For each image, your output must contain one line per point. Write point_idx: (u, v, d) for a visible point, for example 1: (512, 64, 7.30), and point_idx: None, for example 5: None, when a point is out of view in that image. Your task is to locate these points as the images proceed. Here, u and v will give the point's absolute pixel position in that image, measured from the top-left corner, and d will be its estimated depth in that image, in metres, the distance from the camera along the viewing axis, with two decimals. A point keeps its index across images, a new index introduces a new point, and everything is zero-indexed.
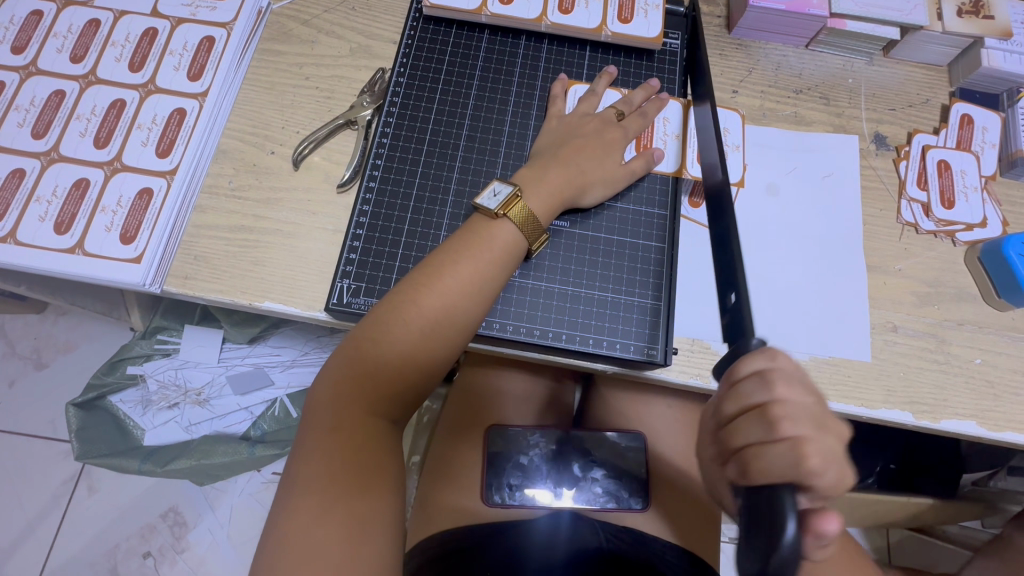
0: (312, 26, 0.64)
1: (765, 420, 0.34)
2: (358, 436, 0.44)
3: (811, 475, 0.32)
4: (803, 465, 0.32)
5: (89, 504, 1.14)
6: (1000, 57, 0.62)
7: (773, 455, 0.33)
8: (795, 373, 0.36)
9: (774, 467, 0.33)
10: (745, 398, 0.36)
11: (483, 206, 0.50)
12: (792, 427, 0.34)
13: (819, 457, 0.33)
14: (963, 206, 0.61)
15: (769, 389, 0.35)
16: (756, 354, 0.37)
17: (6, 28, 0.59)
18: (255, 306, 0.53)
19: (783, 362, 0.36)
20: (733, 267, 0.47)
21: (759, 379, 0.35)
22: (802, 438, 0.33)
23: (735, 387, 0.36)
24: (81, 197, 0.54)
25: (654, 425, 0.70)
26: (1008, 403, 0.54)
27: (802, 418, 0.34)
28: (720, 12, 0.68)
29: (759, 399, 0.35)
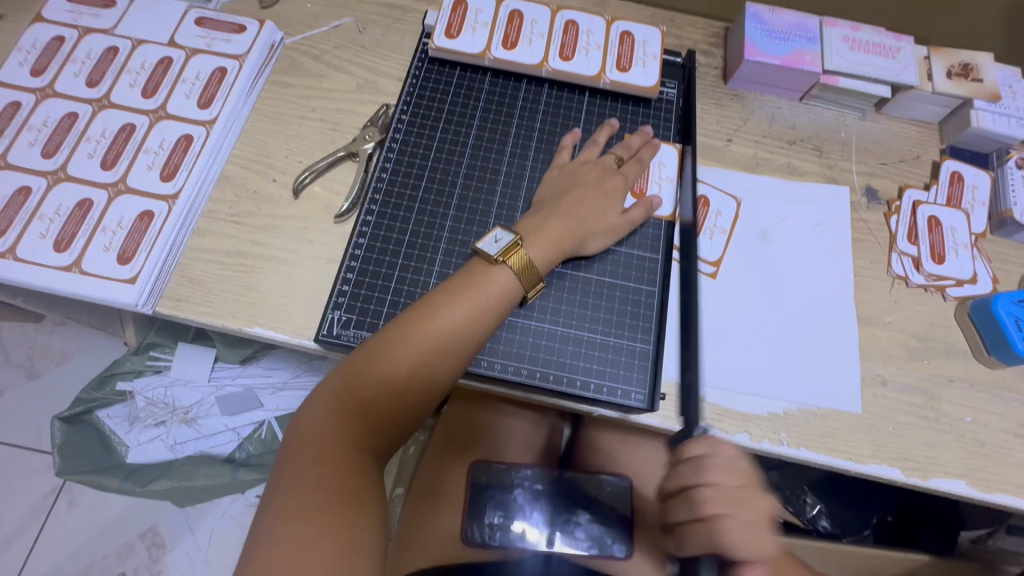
0: (322, 61, 0.66)
1: (694, 500, 0.45)
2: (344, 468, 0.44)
3: (732, 547, 0.43)
4: (722, 539, 0.43)
5: (66, 520, 1.12)
6: (989, 119, 0.63)
7: (700, 523, 0.45)
8: (728, 462, 0.45)
9: (701, 526, 0.44)
10: (682, 479, 0.46)
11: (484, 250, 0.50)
12: (718, 505, 0.44)
13: (739, 530, 0.43)
14: (953, 261, 0.61)
15: (702, 475, 0.45)
16: (698, 441, 0.47)
17: (28, 52, 0.62)
18: (245, 330, 0.54)
19: (719, 451, 0.46)
20: (688, 347, 0.54)
21: (696, 463, 0.45)
22: (723, 516, 0.44)
23: (681, 468, 0.47)
24: (84, 216, 0.55)
25: (642, 467, 0.69)
26: (999, 464, 0.53)
27: (728, 498, 0.44)
28: (717, 63, 0.70)
29: (693, 478, 0.45)
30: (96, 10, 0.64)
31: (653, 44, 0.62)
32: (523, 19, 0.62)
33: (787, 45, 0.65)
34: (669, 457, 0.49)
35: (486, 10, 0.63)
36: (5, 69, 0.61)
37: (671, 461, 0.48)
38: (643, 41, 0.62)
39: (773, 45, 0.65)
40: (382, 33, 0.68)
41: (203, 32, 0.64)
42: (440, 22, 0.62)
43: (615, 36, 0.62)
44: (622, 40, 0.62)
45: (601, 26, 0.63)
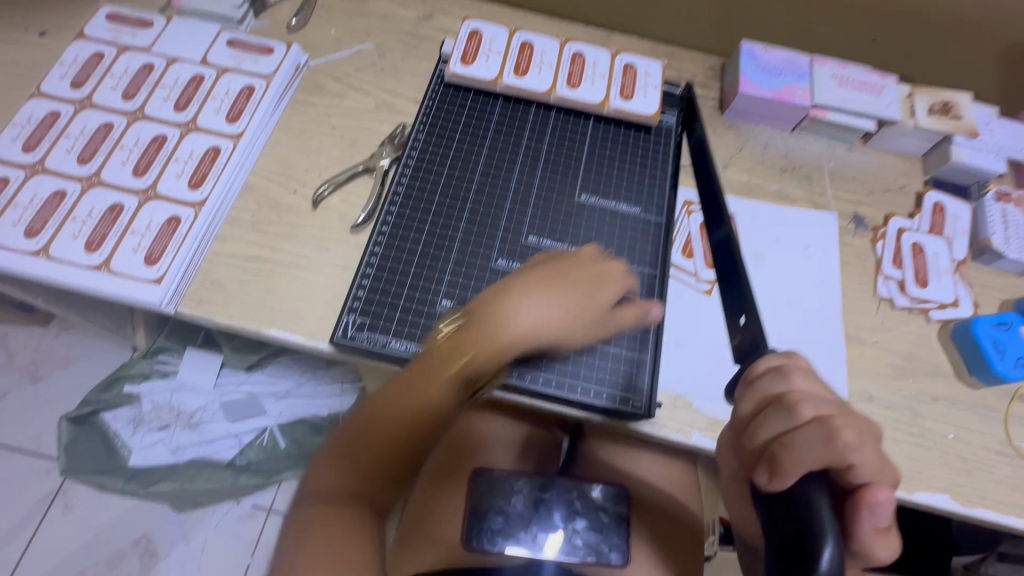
0: (343, 82, 0.70)
1: (785, 409, 0.36)
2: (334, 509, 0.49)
3: (847, 447, 0.34)
4: (833, 440, 0.34)
5: (60, 525, 1.12)
6: (967, 153, 0.68)
7: (806, 437, 0.34)
8: (809, 370, 0.39)
9: (807, 448, 0.34)
10: (763, 393, 0.38)
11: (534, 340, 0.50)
12: (815, 407, 0.36)
13: (851, 428, 0.34)
14: (936, 285, 0.64)
15: (787, 382, 0.38)
16: (773, 354, 0.41)
17: (70, 66, 0.66)
18: (261, 332, 0.56)
19: (797, 360, 0.40)
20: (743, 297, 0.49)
21: (774, 373, 0.39)
22: (826, 416, 0.35)
23: (756, 385, 0.39)
24: (114, 219, 0.58)
25: (638, 479, 0.71)
26: (980, 480, 0.56)
27: (826, 403, 0.36)
28: (714, 95, 0.75)
29: (776, 390, 0.38)
30: (135, 30, 0.69)
31: (653, 75, 0.67)
32: (533, 49, 0.67)
33: (779, 81, 0.70)
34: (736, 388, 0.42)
35: (499, 41, 0.67)
36: (47, 81, 0.65)
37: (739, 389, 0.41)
38: (645, 72, 0.67)
39: (766, 80, 0.70)
40: (401, 57, 0.73)
41: (234, 52, 0.69)
42: (455, 51, 0.67)
43: (619, 67, 0.67)
44: (626, 71, 0.67)
45: (606, 58, 0.67)
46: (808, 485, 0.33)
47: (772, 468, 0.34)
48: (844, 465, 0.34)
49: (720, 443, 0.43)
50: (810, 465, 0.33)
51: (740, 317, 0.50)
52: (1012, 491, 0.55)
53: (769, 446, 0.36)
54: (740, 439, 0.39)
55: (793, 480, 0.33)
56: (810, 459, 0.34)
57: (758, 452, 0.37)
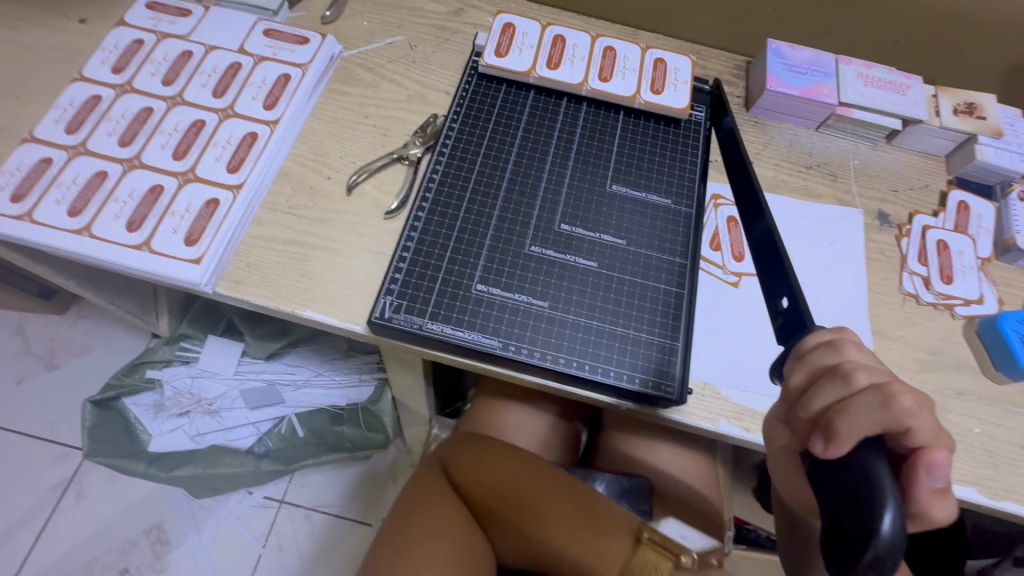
0: (376, 73, 0.72)
1: (841, 379, 0.37)
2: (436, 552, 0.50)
3: (904, 413, 0.34)
4: (891, 408, 0.34)
5: (74, 511, 1.12)
6: (992, 153, 0.69)
7: (863, 405, 0.35)
8: (860, 342, 0.39)
9: (866, 416, 0.34)
10: (815, 365, 0.39)
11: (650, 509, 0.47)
12: (871, 376, 0.36)
13: (908, 394, 0.35)
14: (961, 282, 0.65)
15: (839, 353, 0.38)
16: (823, 329, 0.41)
17: (111, 52, 0.67)
18: (296, 313, 0.57)
19: (848, 333, 0.40)
20: (786, 275, 0.48)
21: (828, 345, 0.39)
22: (883, 384, 0.35)
23: (809, 357, 0.39)
24: (155, 200, 0.59)
25: (660, 472, 0.71)
26: (1007, 473, 0.56)
27: (880, 372, 0.37)
28: (740, 93, 0.76)
29: (829, 361, 0.38)
30: (174, 18, 0.70)
31: (683, 71, 0.68)
32: (566, 43, 0.68)
33: (806, 79, 0.71)
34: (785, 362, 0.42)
35: (532, 34, 0.69)
36: (88, 66, 0.66)
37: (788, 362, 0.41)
38: (675, 68, 0.68)
39: (794, 78, 0.71)
40: (432, 50, 0.74)
41: (271, 42, 0.70)
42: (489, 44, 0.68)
43: (649, 62, 0.68)
44: (655, 66, 0.68)
45: (637, 53, 0.68)
46: (866, 454, 0.34)
47: (828, 437, 0.35)
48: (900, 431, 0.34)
49: (769, 415, 0.43)
50: (867, 432, 0.34)
51: (783, 300, 0.49)
52: None
53: (825, 416, 0.36)
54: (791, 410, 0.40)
55: (850, 448, 0.34)
56: (869, 426, 0.34)
57: (811, 421, 0.37)
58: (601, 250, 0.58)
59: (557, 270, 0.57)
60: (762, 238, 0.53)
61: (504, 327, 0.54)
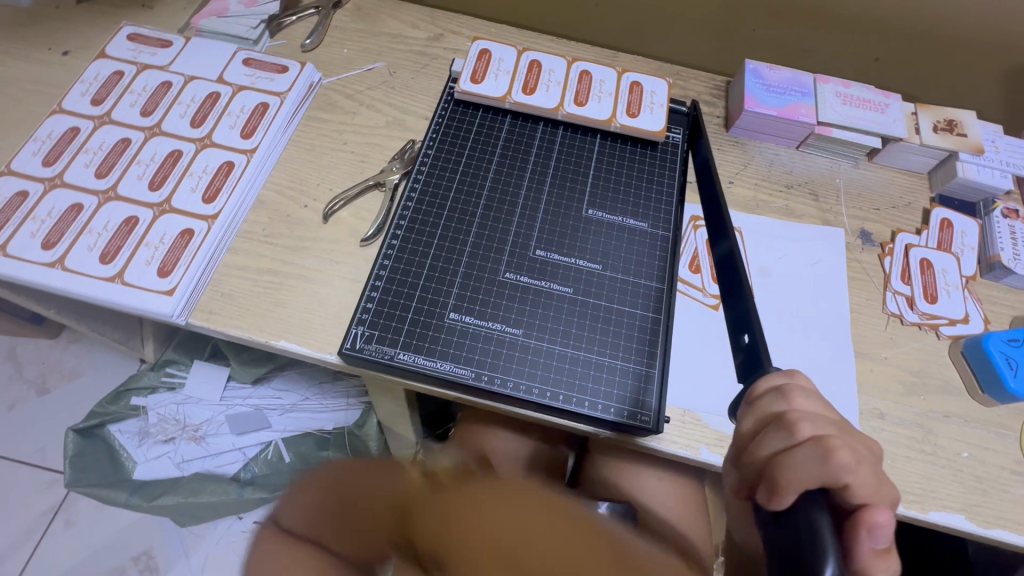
0: (355, 100, 0.72)
1: (783, 427, 0.36)
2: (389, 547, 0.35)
3: (842, 467, 0.33)
4: (829, 460, 0.33)
5: (61, 539, 1.11)
6: (974, 170, 0.68)
7: (803, 455, 0.34)
8: (811, 391, 0.38)
9: (806, 468, 0.33)
10: (763, 412, 0.38)
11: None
12: (812, 426, 0.35)
13: (847, 447, 0.34)
14: (946, 301, 0.64)
15: (786, 401, 0.37)
16: (773, 372, 0.40)
17: (90, 84, 0.68)
18: (270, 344, 0.57)
19: (799, 379, 0.39)
20: (747, 312, 0.48)
21: (775, 391, 0.38)
22: (823, 436, 0.34)
23: (759, 404, 0.39)
24: (129, 231, 0.59)
25: (646, 498, 0.70)
26: (996, 499, 0.55)
27: (823, 421, 0.35)
28: (719, 113, 0.76)
29: (775, 409, 0.38)
30: (153, 49, 0.71)
31: (659, 92, 0.68)
32: (542, 68, 0.68)
33: (784, 98, 0.71)
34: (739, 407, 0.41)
35: (508, 60, 0.69)
36: (67, 98, 0.67)
37: (743, 409, 0.40)
38: (652, 90, 0.68)
39: (771, 98, 0.71)
40: (411, 76, 0.75)
41: (249, 71, 0.70)
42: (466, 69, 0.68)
43: (625, 85, 0.68)
44: (632, 89, 0.68)
45: (613, 76, 0.68)
46: (809, 507, 0.31)
47: (770, 488, 0.33)
48: (838, 486, 0.33)
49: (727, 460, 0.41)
50: (807, 484, 0.33)
51: (744, 336, 0.49)
52: None
53: (768, 466, 0.35)
54: (742, 459, 0.38)
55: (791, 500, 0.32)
56: (807, 479, 0.33)
57: (757, 470, 0.36)
58: (576, 275, 0.58)
59: (531, 297, 0.56)
60: (724, 260, 0.54)
61: (476, 357, 0.53)
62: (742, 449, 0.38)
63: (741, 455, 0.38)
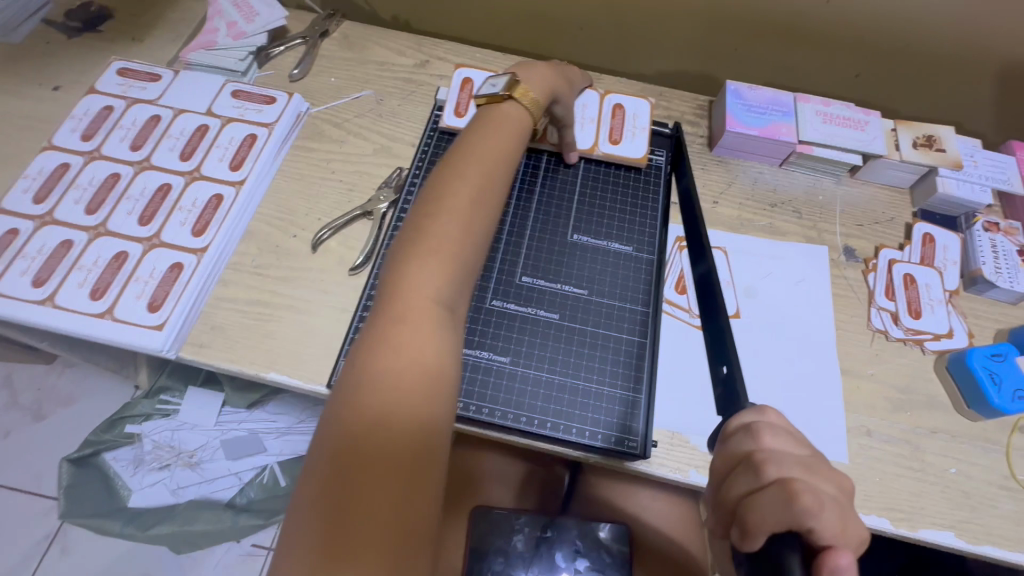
0: (343, 128, 0.73)
1: (750, 469, 0.35)
2: (431, 324, 0.42)
3: (805, 512, 0.32)
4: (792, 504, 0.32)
5: (58, 568, 1.10)
6: (953, 185, 0.69)
7: (767, 499, 0.33)
8: (782, 426, 0.37)
9: (771, 514, 0.33)
10: (732, 451, 0.37)
11: (489, 95, 0.56)
12: (778, 468, 0.34)
13: (811, 491, 0.33)
14: (930, 316, 0.65)
15: (755, 440, 0.36)
16: (745, 409, 0.39)
17: (81, 119, 0.69)
18: (260, 375, 0.57)
19: (770, 414, 0.38)
20: (725, 343, 0.50)
21: (744, 430, 0.37)
22: (789, 479, 0.33)
23: (729, 443, 0.38)
24: (119, 267, 0.60)
25: (639, 517, 0.71)
26: (985, 515, 0.55)
27: (790, 461, 0.35)
28: (702, 133, 0.77)
29: (745, 448, 0.37)
30: (143, 84, 0.72)
31: (641, 116, 0.69)
32: None
33: (765, 119, 0.72)
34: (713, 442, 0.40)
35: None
36: (58, 134, 0.68)
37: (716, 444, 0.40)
38: (633, 113, 0.69)
39: (752, 119, 0.72)
40: (398, 103, 0.76)
41: (238, 103, 0.71)
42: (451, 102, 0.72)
43: (608, 109, 0.69)
44: (614, 112, 0.69)
45: (595, 100, 0.69)
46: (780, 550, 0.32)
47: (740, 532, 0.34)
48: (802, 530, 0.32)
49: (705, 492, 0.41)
50: (773, 529, 0.33)
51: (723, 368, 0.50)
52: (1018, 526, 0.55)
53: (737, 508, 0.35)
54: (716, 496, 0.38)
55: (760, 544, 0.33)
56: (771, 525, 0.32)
57: (728, 511, 0.35)
58: (562, 302, 0.58)
59: (518, 324, 0.57)
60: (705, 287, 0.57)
61: (464, 386, 0.54)
62: (715, 488, 0.38)
63: (714, 495, 0.37)
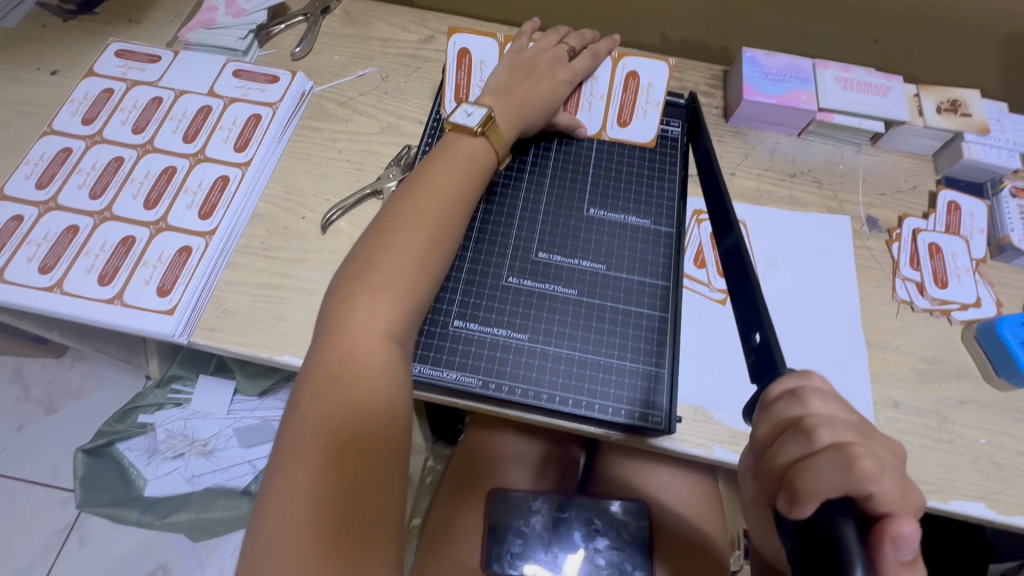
0: (348, 107, 0.71)
1: (802, 433, 0.33)
2: (387, 350, 0.44)
3: (865, 475, 0.30)
4: (852, 468, 0.31)
5: (76, 558, 1.11)
6: (979, 150, 0.67)
7: (824, 462, 0.31)
8: (829, 392, 0.36)
9: (828, 477, 0.31)
10: (778, 416, 0.36)
11: (459, 123, 0.55)
12: (832, 432, 0.33)
13: (870, 455, 0.31)
14: (956, 285, 0.63)
15: (803, 404, 0.35)
16: (787, 375, 0.38)
17: (80, 103, 0.67)
18: (274, 359, 0.56)
19: (816, 380, 0.37)
20: (757, 308, 0.46)
21: (790, 395, 0.36)
22: (844, 442, 0.32)
23: (774, 408, 0.36)
24: (127, 251, 0.59)
25: (658, 494, 0.70)
26: (1017, 485, 0.54)
27: (843, 426, 0.33)
28: (717, 103, 0.75)
29: (792, 414, 0.35)
30: (142, 65, 0.70)
31: (657, 85, 0.64)
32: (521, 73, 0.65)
33: (783, 86, 0.70)
34: (753, 411, 0.39)
35: (489, 61, 0.66)
36: (58, 119, 0.66)
37: (757, 413, 0.38)
38: (648, 84, 0.64)
39: (770, 86, 0.70)
40: (404, 80, 0.74)
41: (240, 82, 0.70)
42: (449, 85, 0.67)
43: (621, 79, 0.64)
44: (627, 85, 0.64)
45: (607, 69, 0.64)
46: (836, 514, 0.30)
47: (792, 496, 0.32)
48: (861, 494, 0.31)
49: (742, 464, 0.39)
50: (830, 493, 0.31)
51: (756, 335, 0.47)
52: None
53: (788, 473, 0.33)
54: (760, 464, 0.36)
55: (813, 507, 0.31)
56: (828, 487, 0.31)
57: (776, 478, 0.34)
58: (579, 277, 0.57)
59: (535, 301, 0.56)
60: (729, 254, 0.52)
61: (483, 364, 0.52)
62: (759, 456, 0.36)
63: (759, 462, 0.36)
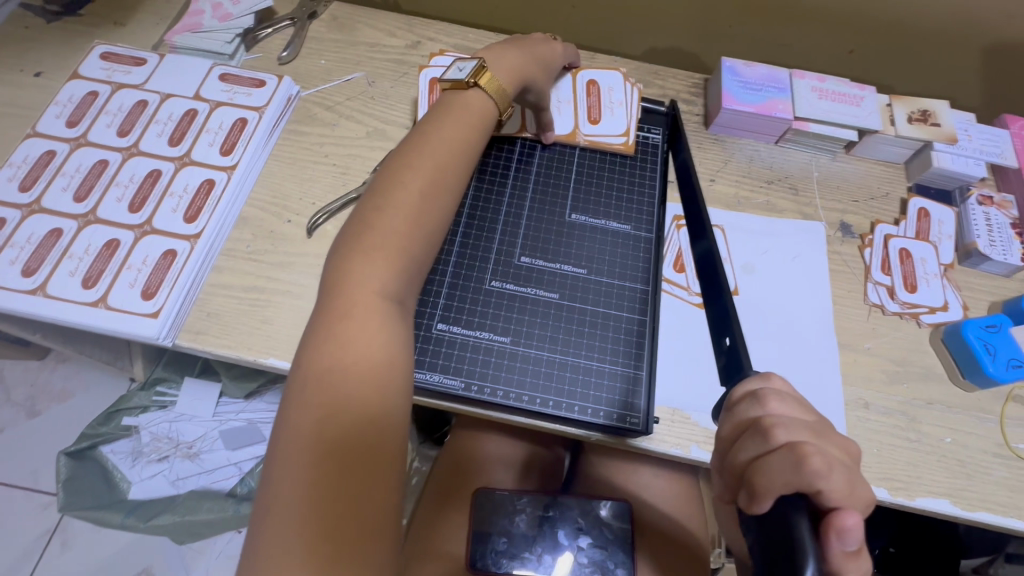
0: (335, 111, 0.72)
1: (760, 433, 0.35)
2: (378, 312, 0.44)
3: (816, 473, 0.32)
4: (804, 466, 0.32)
5: (58, 562, 1.10)
6: (948, 159, 0.69)
7: (777, 461, 0.33)
8: (788, 393, 0.38)
9: (781, 474, 0.32)
10: (740, 418, 0.37)
11: (453, 79, 0.56)
12: (788, 431, 0.34)
13: (821, 453, 0.33)
14: (925, 290, 0.65)
15: (763, 405, 0.37)
16: (751, 377, 0.40)
17: (64, 105, 0.67)
18: (259, 361, 0.57)
19: (776, 381, 0.39)
20: (727, 313, 0.48)
21: (752, 395, 0.37)
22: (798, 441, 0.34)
23: (737, 410, 0.38)
24: (111, 254, 0.59)
25: (640, 493, 0.71)
26: (979, 483, 0.56)
27: (798, 425, 0.35)
28: (698, 111, 0.77)
29: (753, 414, 0.37)
30: (128, 68, 0.70)
31: (617, 87, 0.68)
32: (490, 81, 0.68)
33: (760, 95, 0.72)
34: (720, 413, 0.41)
35: None
36: (42, 121, 0.66)
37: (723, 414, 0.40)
38: (608, 87, 0.68)
39: (748, 95, 0.71)
40: (391, 85, 0.74)
41: (226, 86, 0.70)
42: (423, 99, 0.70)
43: (583, 87, 0.68)
44: (588, 90, 0.68)
45: (567, 82, 0.68)
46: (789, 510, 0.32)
47: (750, 493, 0.33)
48: (812, 491, 0.32)
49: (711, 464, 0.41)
50: (783, 489, 0.32)
51: (725, 339, 0.48)
52: (1011, 492, 0.56)
53: (746, 471, 0.35)
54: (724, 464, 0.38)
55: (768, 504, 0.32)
56: (781, 484, 0.32)
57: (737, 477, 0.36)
58: (561, 281, 0.58)
59: (517, 304, 0.57)
60: (704, 259, 0.53)
61: (465, 367, 0.54)
62: (722, 455, 0.38)
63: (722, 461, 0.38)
